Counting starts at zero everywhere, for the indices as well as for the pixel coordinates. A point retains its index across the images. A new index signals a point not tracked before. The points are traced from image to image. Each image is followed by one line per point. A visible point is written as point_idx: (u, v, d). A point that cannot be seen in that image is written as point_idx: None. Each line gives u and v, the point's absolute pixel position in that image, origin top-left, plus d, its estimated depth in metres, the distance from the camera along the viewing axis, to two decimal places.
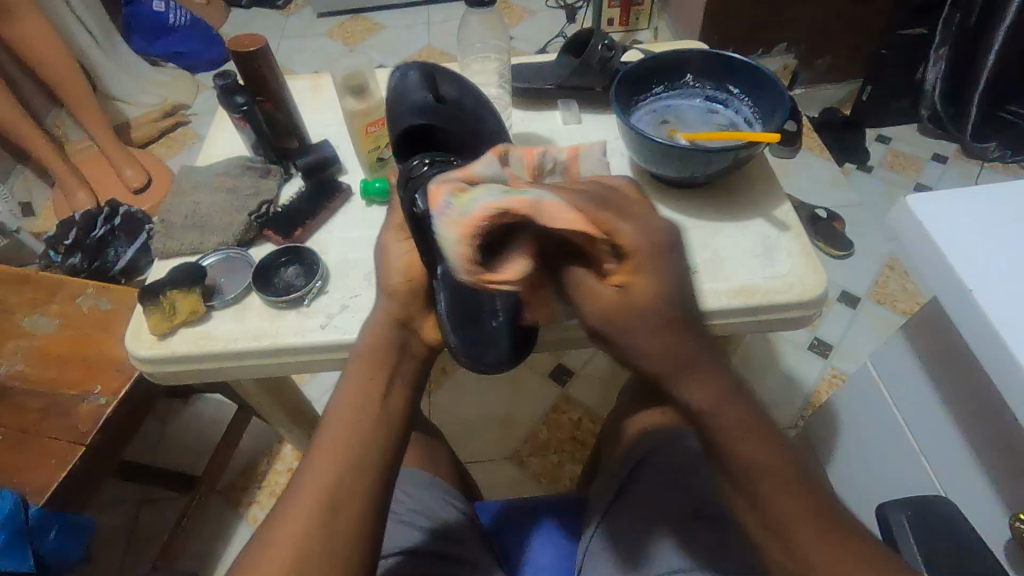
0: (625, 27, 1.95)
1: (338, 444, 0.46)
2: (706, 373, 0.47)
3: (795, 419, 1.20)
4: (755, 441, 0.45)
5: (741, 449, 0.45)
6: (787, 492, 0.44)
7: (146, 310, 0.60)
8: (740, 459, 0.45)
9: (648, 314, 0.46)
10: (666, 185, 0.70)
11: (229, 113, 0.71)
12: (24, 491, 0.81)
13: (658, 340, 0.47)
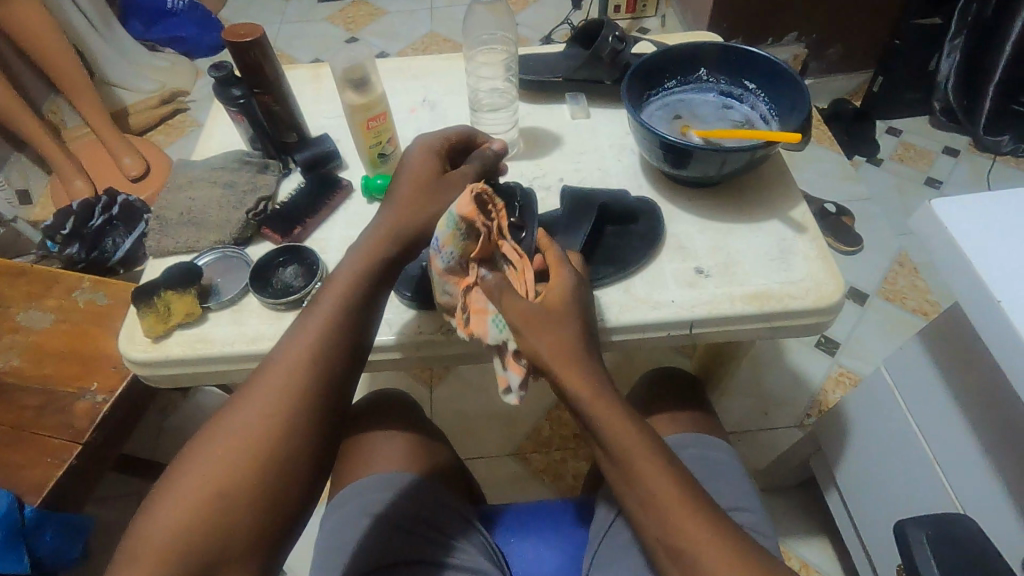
0: (632, 15, 1.91)
1: (252, 421, 0.43)
2: (589, 368, 0.47)
3: (801, 419, 1.18)
4: (637, 433, 0.46)
5: (631, 439, 0.46)
6: (677, 494, 0.44)
7: (140, 311, 0.58)
8: (619, 449, 0.46)
9: (566, 316, 0.48)
10: (677, 184, 0.68)
11: (225, 107, 0.68)
12: (20, 490, 0.79)
13: (553, 333, 0.47)
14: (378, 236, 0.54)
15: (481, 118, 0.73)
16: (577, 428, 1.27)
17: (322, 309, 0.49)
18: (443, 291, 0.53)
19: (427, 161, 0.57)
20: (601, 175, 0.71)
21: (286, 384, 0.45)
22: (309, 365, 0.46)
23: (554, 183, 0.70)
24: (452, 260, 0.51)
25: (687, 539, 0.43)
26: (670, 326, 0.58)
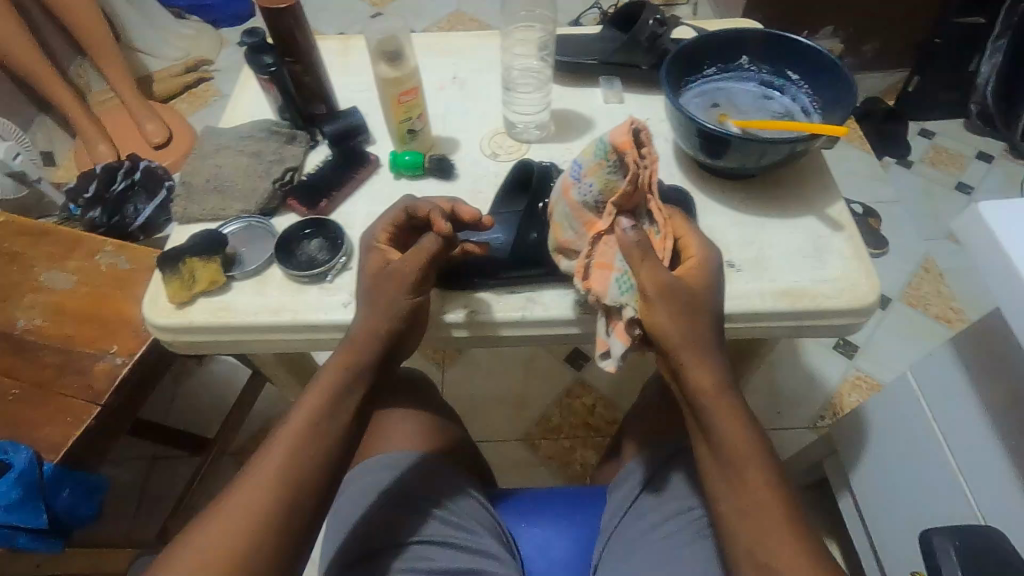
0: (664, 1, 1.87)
1: (286, 457, 0.48)
2: (711, 359, 0.49)
3: (815, 421, 1.17)
4: (746, 429, 0.49)
5: (737, 434, 0.48)
6: (769, 493, 0.46)
7: (165, 277, 0.58)
8: (723, 439, 0.48)
9: (699, 304, 0.50)
10: (711, 174, 0.66)
11: (256, 74, 0.67)
12: (40, 447, 0.81)
13: (682, 321, 0.49)
14: (361, 329, 0.54)
15: (514, 97, 0.71)
16: (587, 417, 1.26)
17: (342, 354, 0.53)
18: (567, 228, 0.55)
19: (379, 257, 0.56)
20: None
21: (301, 449, 0.49)
22: (298, 451, 0.48)
23: None
24: (590, 196, 0.53)
25: (773, 550, 0.45)
26: None
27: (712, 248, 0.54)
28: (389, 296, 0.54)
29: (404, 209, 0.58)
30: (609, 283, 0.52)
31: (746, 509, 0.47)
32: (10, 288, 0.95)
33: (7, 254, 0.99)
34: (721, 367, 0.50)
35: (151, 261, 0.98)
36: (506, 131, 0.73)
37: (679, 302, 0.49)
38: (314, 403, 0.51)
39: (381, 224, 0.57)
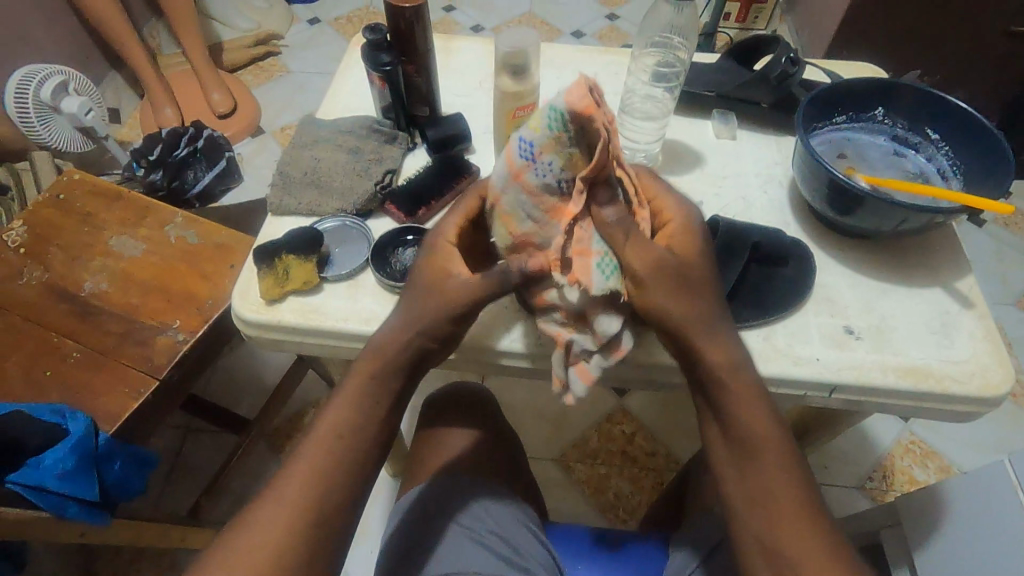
0: (741, 25, 1.80)
1: (323, 435, 0.44)
2: (721, 336, 0.46)
3: (864, 481, 1.12)
4: (768, 422, 0.44)
5: (756, 425, 0.44)
6: (793, 496, 0.42)
7: (259, 271, 0.56)
8: (752, 434, 0.44)
9: (696, 280, 0.47)
10: (830, 229, 0.62)
11: (367, 70, 0.65)
12: (96, 415, 0.80)
13: (677, 292, 0.46)
14: (401, 322, 0.48)
15: (625, 122, 0.69)
16: (626, 445, 1.22)
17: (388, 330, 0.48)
18: (521, 217, 0.50)
19: (442, 256, 0.50)
20: (744, 205, 0.66)
21: (335, 429, 0.45)
22: (311, 487, 0.42)
23: (693, 206, 0.66)
24: (550, 176, 0.49)
25: (796, 553, 0.41)
26: (809, 385, 0.54)
27: (691, 208, 0.52)
28: (431, 310, 0.48)
29: (478, 197, 0.54)
30: (579, 262, 0.48)
31: (780, 517, 0.42)
32: (79, 250, 0.95)
33: (78, 214, 0.99)
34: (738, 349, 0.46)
35: (219, 239, 0.97)
36: None
37: (667, 272, 0.46)
38: (339, 418, 0.45)
39: (454, 216, 0.53)
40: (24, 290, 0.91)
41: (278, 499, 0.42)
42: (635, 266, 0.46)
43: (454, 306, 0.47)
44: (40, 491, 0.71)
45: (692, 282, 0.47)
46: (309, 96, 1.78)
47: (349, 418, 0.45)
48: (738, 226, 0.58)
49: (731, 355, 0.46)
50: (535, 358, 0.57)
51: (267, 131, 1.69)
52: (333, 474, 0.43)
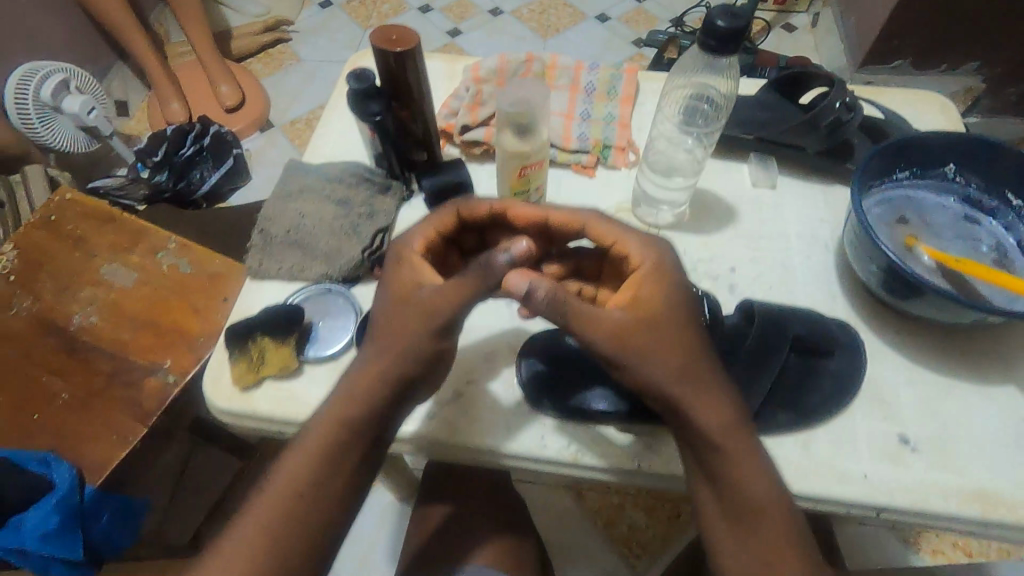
0: (781, 7, 1.63)
1: (332, 416, 0.43)
2: (677, 342, 0.43)
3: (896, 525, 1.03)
4: (748, 453, 0.42)
5: (728, 453, 0.41)
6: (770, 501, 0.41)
7: (232, 354, 0.51)
8: (722, 467, 0.41)
9: (665, 324, 0.43)
10: (886, 308, 0.54)
11: (358, 119, 0.57)
12: (84, 464, 0.77)
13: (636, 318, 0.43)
14: (364, 367, 0.43)
15: (646, 172, 0.59)
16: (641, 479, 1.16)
17: (365, 369, 0.43)
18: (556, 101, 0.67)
19: (414, 271, 0.46)
20: (783, 274, 0.57)
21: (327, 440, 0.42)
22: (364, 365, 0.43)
23: (724, 273, 0.57)
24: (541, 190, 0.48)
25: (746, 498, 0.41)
26: (855, 506, 0.47)
27: (653, 245, 0.47)
28: (408, 332, 0.43)
29: (457, 212, 0.50)
30: (565, 142, 0.65)
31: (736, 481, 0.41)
32: (70, 279, 0.91)
33: (70, 239, 0.95)
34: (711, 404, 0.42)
35: (213, 268, 0.90)
36: (632, 208, 0.62)
37: (624, 323, 0.42)
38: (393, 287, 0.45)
39: (423, 228, 0.49)
40: (13, 323, 0.87)
41: (282, 468, 0.42)
42: (601, 332, 0.42)
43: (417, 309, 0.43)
44: (19, 555, 0.66)
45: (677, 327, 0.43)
46: (317, 89, 1.70)
47: (324, 444, 0.42)
48: (774, 313, 0.50)
49: (703, 365, 0.43)
50: (539, 464, 0.49)
51: (275, 125, 1.64)
52: (334, 432, 0.42)
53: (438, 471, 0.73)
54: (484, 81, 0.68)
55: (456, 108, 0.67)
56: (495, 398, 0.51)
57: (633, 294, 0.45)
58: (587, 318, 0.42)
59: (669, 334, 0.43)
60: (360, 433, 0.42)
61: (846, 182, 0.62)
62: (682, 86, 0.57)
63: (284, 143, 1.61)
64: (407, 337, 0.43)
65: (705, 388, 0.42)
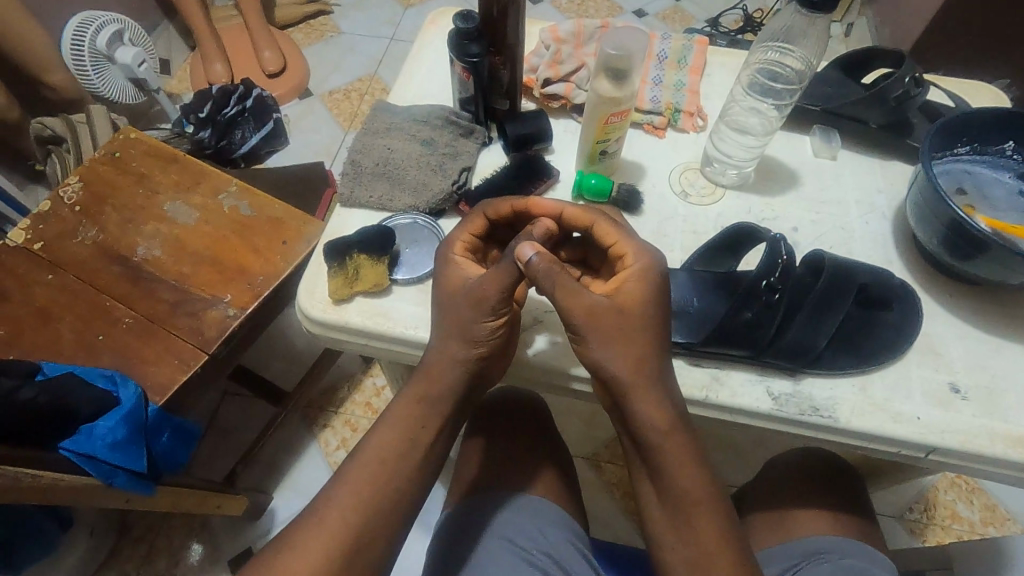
0: None
1: (422, 390, 0.49)
2: (644, 341, 0.46)
3: (904, 512, 1.06)
4: (698, 474, 0.46)
5: (668, 443, 0.46)
6: (712, 510, 0.46)
7: (330, 268, 0.54)
8: (662, 454, 0.46)
9: (636, 319, 0.46)
10: (940, 272, 0.57)
11: (453, 60, 0.60)
12: (146, 385, 0.80)
13: (614, 314, 0.46)
14: (437, 359, 0.49)
15: (720, 132, 0.63)
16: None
17: (448, 350, 0.49)
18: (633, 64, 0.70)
19: (460, 270, 0.50)
20: (842, 236, 0.61)
21: (415, 406, 0.49)
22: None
23: (785, 232, 0.61)
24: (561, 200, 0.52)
25: (693, 508, 0.46)
26: (905, 445, 0.50)
27: (651, 251, 0.49)
28: (463, 317, 0.48)
29: (487, 216, 0.52)
30: (643, 102, 0.68)
31: (681, 497, 0.46)
32: (133, 213, 0.93)
33: (133, 175, 0.97)
34: (660, 391, 0.46)
35: (271, 212, 0.94)
36: (699, 168, 0.65)
37: (605, 311, 0.46)
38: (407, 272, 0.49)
39: (460, 231, 0.52)
40: (78, 250, 0.90)
41: (385, 418, 0.50)
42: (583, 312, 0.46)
43: (477, 320, 0.48)
44: (90, 459, 0.70)
45: (646, 326, 0.46)
46: (357, 59, 1.70)
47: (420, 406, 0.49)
48: (843, 265, 0.52)
49: (661, 376, 0.47)
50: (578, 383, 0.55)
51: (314, 94, 1.62)
52: (417, 405, 0.49)
53: (482, 408, 0.76)
54: (563, 41, 0.70)
55: (536, 65, 0.69)
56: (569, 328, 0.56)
57: (616, 289, 0.47)
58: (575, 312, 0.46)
59: (642, 331, 0.46)
60: (434, 408, 0.49)
61: (905, 158, 0.65)
62: (764, 56, 0.59)
63: (323, 112, 1.59)
64: (466, 321, 0.48)
65: (659, 401, 0.46)
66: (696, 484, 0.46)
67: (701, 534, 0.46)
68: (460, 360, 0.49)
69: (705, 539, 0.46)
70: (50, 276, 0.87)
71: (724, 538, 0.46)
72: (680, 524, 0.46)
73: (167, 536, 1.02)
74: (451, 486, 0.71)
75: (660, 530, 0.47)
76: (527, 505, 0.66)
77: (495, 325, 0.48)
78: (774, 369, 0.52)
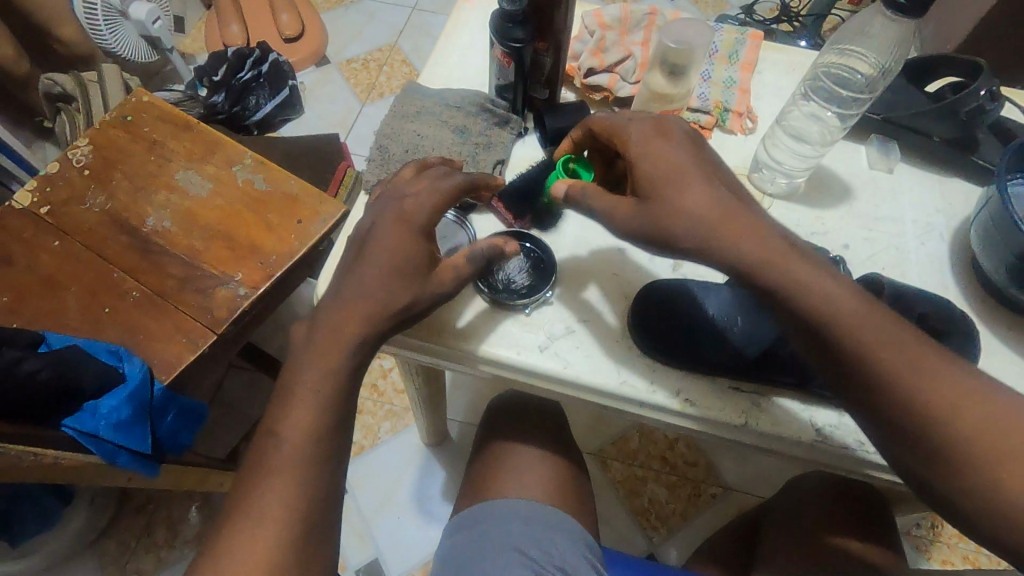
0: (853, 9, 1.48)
1: (360, 350, 0.45)
2: (736, 223, 0.42)
3: (911, 527, 1.03)
4: (917, 353, 0.39)
5: (863, 327, 0.40)
6: (971, 387, 0.38)
7: None
8: (865, 336, 0.39)
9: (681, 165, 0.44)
10: (1000, 302, 0.54)
11: (493, 43, 0.56)
12: (152, 362, 0.77)
13: (712, 207, 0.42)
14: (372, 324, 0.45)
15: (777, 136, 0.59)
16: (665, 450, 1.09)
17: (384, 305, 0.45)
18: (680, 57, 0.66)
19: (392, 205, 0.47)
20: (896, 256, 0.57)
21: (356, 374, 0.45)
22: (382, 338, 0.45)
23: (836, 248, 0.58)
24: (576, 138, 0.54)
25: (942, 400, 0.38)
26: None
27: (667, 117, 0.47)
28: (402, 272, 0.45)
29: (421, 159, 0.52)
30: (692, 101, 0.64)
31: (916, 394, 0.38)
32: (144, 180, 0.90)
33: (145, 140, 0.93)
34: (819, 276, 0.41)
35: (287, 187, 0.91)
36: (747, 174, 0.61)
37: (710, 208, 0.42)
38: (429, 274, 0.46)
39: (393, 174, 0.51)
40: (85, 217, 0.86)
41: None
42: (687, 215, 0.42)
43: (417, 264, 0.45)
44: (93, 438, 0.68)
45: (762, 221, 0.43)
46: (375, 28, 1.63)
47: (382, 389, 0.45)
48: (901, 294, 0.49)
49: (797, 266, 0.41)
50: (606, 398, 0.52)
51: (332, 62, 1.56)
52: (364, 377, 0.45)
53: (501, 407, 0.75)
54: (609, 28, 0.65)
55: (579, 52, 0.65)
56: (604, 342, 0.52)
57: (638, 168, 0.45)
58: (679, 211, 0.42)
59: (696, 186, 0.43)
60: None
61: (968, 175, 0.61)
62: (832, 59, 0.56)
63: (339, 82, 1.53)
64: (404, 270, 0.44)
65: (820, 297, 0.40)
66: (933, 378, 0.38)
67: (984, 441, 0.37)
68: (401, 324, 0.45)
69: (975, 421, 0.37)
70: (56, 242, 0.84)
71: (992, 405, 0.37)
72: (917, 417, 0.38)
73: (167, 508, 1.01)
74: (465, 487, 0.69)
75: (894, 431, 0.39)
76: (540, 513, 0.63)
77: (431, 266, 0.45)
78: (818, 400, 0.49)
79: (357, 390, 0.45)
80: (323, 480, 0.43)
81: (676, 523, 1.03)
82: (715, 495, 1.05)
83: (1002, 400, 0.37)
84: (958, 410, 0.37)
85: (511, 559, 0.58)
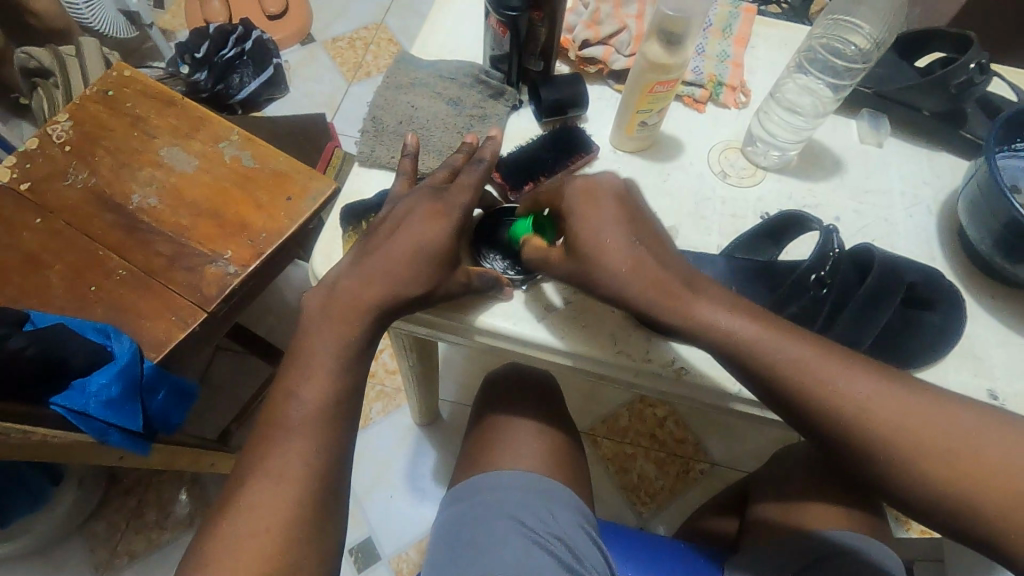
0: None
1: (355, 320, 0.45)
2: (663, 273, 0.44)
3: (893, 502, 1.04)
4: (849, 381, 0.41)
5: (775, 354, 0.42)
6: (907, 407, 0.40)
7: (344, 231, 0.53)
8: (769, 366, 0.42)
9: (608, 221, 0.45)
10: (984, 273, 0.55)
11: (489, 13, 0.56)
12: (141, 340, 0.76)
13: (636, 258, 0.44)
14: (369, 293, 0.45)
15: (770, 111, 0.59)
16: (655, 428, 1.10)
17: (383, 273, 0.45)
18: None
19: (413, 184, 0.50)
20: (886, 228, 0.58)
21: (353, 343, 0.45)
22: (380, 306, 0.45)
23: (828, 221, 0.58)
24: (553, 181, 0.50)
25: (876, 422, 0.40)
26: None
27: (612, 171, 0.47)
28: (410, 241, 0.45)
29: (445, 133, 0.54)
30: (688, 74, 0.63)
31: (846, 418, 0.40)
32: (127, 157, 0.88)
33: (127, 116, 0.91)
34: (740, 316, 0.43)
35: (275, 164, 0.89)
36: (740, 147, 0.61)
37: (623, 260, 0.44)
38: (429, 241, 0.45)
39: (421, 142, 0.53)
40: (68, 193, 0.84)
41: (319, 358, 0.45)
42: (610, 264, 0.44)
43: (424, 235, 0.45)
44: (83, 416, 0.67)
45: (673, 265, 0.45)
46: (361, 4, 1.59)
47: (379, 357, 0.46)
48: (892, 262, 0.50)
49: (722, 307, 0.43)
50: (602, 368, 0.52)
51: (317, 40, 1.52)
52: (361, 345, 0.45)
53: (495, 384, 0.75)
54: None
55: (573, 24, 0.64)
56: (599, 313, 0.53)
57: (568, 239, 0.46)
58: (594, 267, 0.45)
59: (622, 235, 0.45)
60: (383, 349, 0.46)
61: (955, 149, 0.62)
62: (824, 32, 0.58)
63: (324, 60, 1.50)
64: (418, 241, 0.45)
65: (748, 335, 0.42)
66: (864, 401, 0.40)
67: (920, 454, 0.39)
68: (397, 293, 0.45)
69: (907, 440, 0.39)
70: (38, 219, 0.82)
71: (917, 419, 0.40)
72: (842, 434, 0.41)
73: (158, 490, 1.00)
74: (461, 462, 0.70)
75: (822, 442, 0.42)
76: (536, 486, 0.63)
77: (436, 235, 0.46)
78: None
79: (356, 359, 0.45)
80: (322, 447, 0.43)
81: (665, 498, 1.05)
82: (704, 471, 1.07)
83: (935, 417, 0.40)
84: (886, 430, 0.40)
85: (506, 530, 0.59)
